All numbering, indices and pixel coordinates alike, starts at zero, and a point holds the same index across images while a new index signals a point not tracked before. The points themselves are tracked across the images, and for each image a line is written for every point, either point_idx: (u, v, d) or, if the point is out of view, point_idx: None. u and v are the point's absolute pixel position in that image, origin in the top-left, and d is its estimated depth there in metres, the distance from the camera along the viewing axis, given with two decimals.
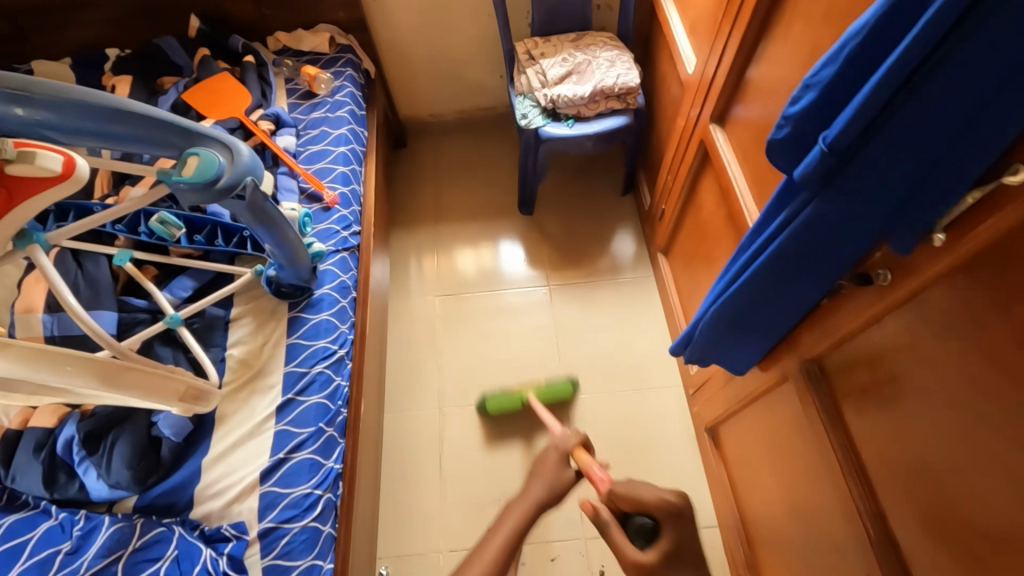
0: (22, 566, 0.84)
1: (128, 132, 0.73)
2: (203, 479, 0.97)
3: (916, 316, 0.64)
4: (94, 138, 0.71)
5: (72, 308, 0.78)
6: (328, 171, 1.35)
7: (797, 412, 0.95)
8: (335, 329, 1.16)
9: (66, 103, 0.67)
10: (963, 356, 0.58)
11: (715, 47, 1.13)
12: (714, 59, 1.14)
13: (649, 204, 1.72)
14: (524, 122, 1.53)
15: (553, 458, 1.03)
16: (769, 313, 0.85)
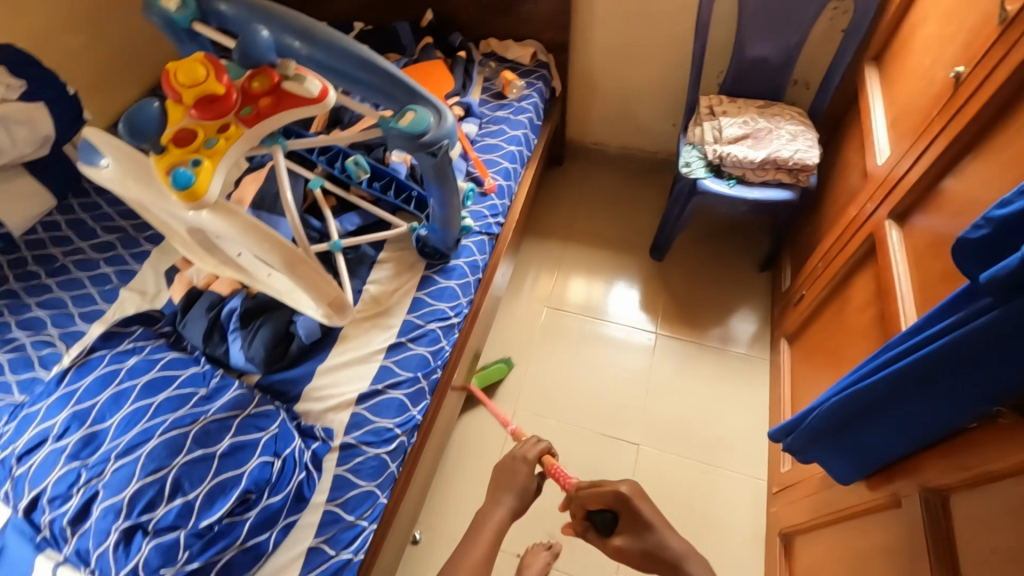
0: (168, 393, 1.00)
1: (368, 81, 0.91)
2: (314, 382, 1.11)
3: None
4: (339, 79, 0.91)
5: (288, 203, 0.95)
6: (495, 163, 1.49)
7: (897, 544, 0.85)
8: (456, 299, 1.26)
9: (334, 48, 0.88)
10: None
11: (914, 148, 1.09)
12: (908, 161, 1.10)
13: (787, 285, 1.64)
14: (685, 169, 1.55)
15: (524, 470, 1.11)
16: (905, 419, 0.79)
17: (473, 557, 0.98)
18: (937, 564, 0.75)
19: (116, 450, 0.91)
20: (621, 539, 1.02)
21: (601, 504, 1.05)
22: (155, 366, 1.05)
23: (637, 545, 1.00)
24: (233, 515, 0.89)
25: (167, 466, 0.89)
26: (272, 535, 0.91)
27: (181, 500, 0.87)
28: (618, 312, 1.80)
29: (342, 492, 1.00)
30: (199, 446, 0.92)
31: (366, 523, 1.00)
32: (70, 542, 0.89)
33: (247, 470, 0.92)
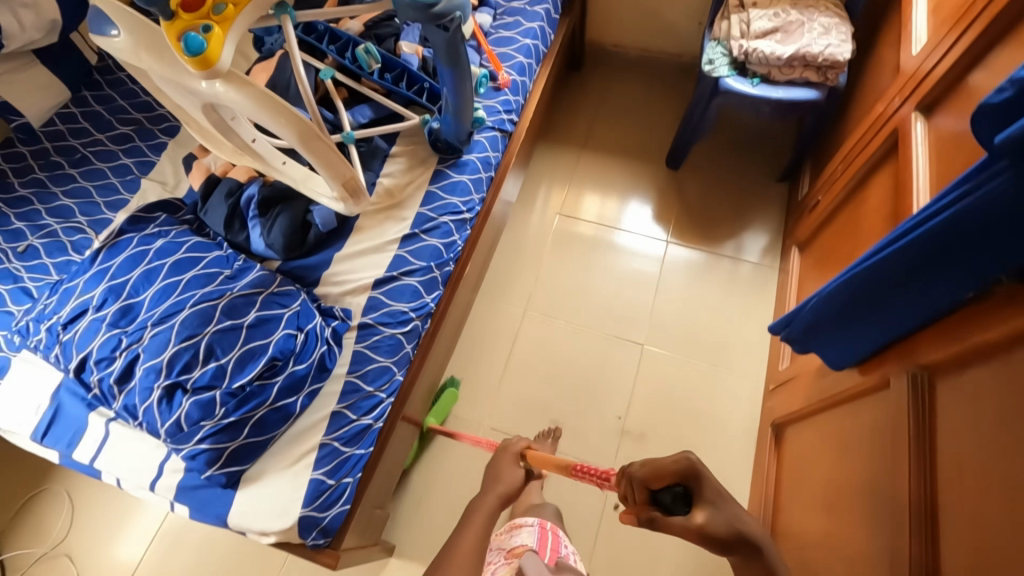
0: (196, 272, 1.06)
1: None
2: (332, 268, 1.15)
3: None
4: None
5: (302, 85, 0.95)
6: (510, 57, 1.43)
7: (881, 420, 0.91)
8: (468, 194, 1.28)
9: None
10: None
11: (943, 43, 1.04)
12: (936, 56, 1.05)
13: (804, 193, 1.62)
14: (708, 67, 1.49)
15: (508, 461, 0.96)
16: (902, 299, 0.82)
17: (462, 552, 0.80)
18: (916, 431, 0.80)
19: (152, 319, 0.98)
20: (704, 513, 0.68)
21: (667, 480, 0.72)
22: (181, 248, 1.10)
23: (721, 519, 0.68)
24: (262, 379, 0.97)
25: (200, 334, 0.96)
26: (299, 399, 1.00)
27: (215, 364, 0.95)
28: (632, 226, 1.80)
29: (361, 365, 1.07)
30: (228, 317, 0.98)
31: (384, 394, 1.08)
32: (118, 399, 0.98)
33: (273, 340, 0.98)
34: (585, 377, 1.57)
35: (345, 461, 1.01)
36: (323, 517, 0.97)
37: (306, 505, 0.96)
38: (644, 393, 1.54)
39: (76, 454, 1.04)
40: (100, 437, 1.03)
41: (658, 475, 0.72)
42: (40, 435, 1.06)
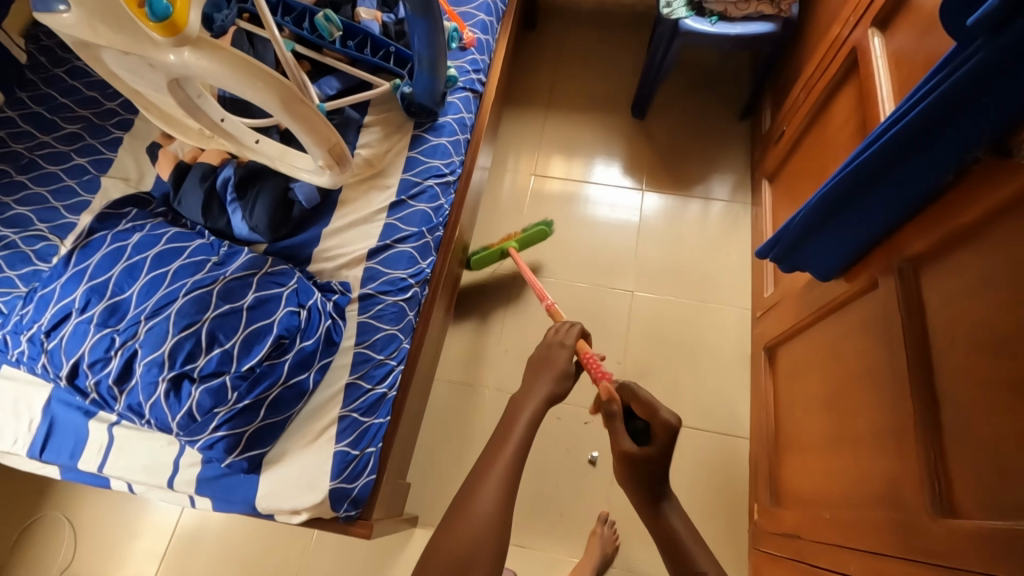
0: (182, 261, 1.02)
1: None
2: (322, 244, 1.13)
3: None
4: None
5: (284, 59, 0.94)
6: (471, 16, 1.42)
7: (870, 319, 0.96)
8: (449, 156, 1.27)
9: None
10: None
11: None
12: None
13: (768, 127, 1.68)
14: (666, 10, 1.54)
15: (559, 354, 1.01)
16: (882, 197, 0.87)
17: None
18: (906, 321, 0.86)
19: (144, 313, 0.94)
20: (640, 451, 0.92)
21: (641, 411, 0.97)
22: (160, 240, 1.05)
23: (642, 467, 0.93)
24: (271, 358, 0.95)
25: (199, 321, 0.93)
26: (310, 375, 0.99)
27: (219, 349, 0.92)
28: (601, 189, 1.80)
29: (368, 335, 1.07)
30: (225, 301, 0.96)
31: (394, 362, 1.08)
32: (120, 400, 0.94)
33: (276, 319, 0.96)
34: None
35: (366, 431, 1.01)
36: (352, 488, 0.97)
37: (335, 477, 0.96)
38: (639, 336, 1.58)
39: (82, 464, 0.99)
40: (105, 442, 0.99)
41: (649, 409, 0.95)
42: (37, 451, 1.01)
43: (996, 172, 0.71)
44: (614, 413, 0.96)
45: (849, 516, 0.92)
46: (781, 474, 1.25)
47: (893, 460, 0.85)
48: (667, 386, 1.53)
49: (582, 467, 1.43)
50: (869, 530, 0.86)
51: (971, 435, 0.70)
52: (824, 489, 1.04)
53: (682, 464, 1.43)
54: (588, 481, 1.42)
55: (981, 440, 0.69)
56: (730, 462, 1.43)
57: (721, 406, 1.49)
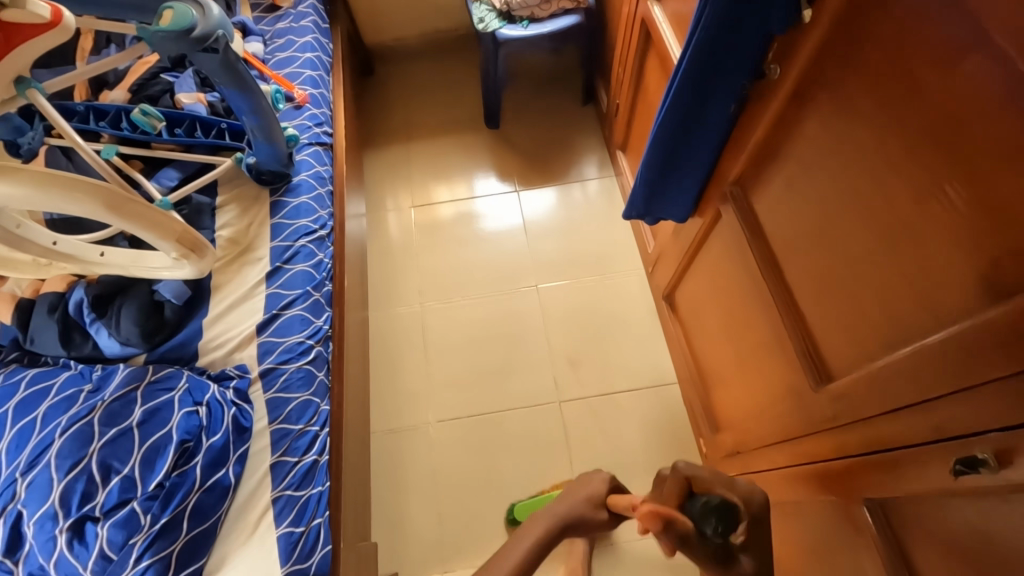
0: (51, 400, 0.93)
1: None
2: (206, 335, 1.09)
3: (807, 102, 0.76)
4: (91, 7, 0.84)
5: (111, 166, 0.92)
6: (297, 75, 1.44)
7: (726, 241, 1.08)
8: (314, 212, 1.26)
9: None
10: (840, 114, 0.69)
11: None
12: None
13: (606, 105, 1.82)
14: (482, 26, 1.65)
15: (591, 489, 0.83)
16: (693, 139, 0.98)
17: None
18: (748, 233, 0.97)
19: (19, 468, 0.86)
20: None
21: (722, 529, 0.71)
22: (19, 387, 0.95)
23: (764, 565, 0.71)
24: (179, 467, 0.90)
25: (86, 455, 0.85)
26: (229, 469, 0.94)
27: (118, 477, 0.85)
28: (480, 201, 1.87)
29: (280, 409, 1.03)
30: (111, 426, 0.89)
31: (317, 427, 1.05)
32: (17, 571, 0.84)
33: (173, 425, 0.91)
34: (501, 335, 1.64)
35: (306, 503, 0.97)
36: (308, 566, 0.93)
37: (285, 562, 0.91)
38: (555, 325, 1.65)
39: None
40: None
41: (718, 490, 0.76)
42: None
43: (765, 88, 0.83)
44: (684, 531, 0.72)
45: (766, 415, 1.02)
46: (711, 403, 1.35)
47: (778, 353, 0.95)
48: (595, 361, 1.59)
49: (541, 464, 1.46)
50: (782, 421, 0.96)
51: (820, 307, 0.81)
52: (744, 402, 1.14)
53: (629, 427, 1.50)
54: (551, 476, 1.44)
55: (827, 307, 0.79)
56: (669, 410, 1.52)
57: (647, 363, 1.58)
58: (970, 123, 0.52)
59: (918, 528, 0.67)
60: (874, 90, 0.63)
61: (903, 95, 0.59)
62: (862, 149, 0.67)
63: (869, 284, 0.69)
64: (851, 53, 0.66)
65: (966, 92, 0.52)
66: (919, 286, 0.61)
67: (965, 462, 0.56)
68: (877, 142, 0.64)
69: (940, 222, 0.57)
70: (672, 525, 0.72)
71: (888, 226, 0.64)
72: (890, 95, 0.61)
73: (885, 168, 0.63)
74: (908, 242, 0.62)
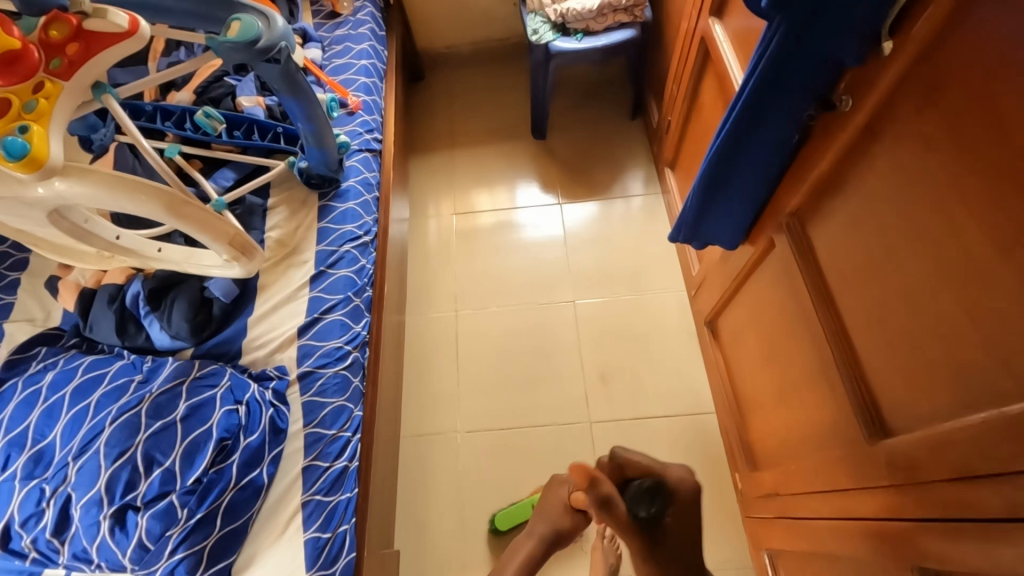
0: (104, 389, 0.97)
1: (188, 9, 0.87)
2: (250, 334, 1.12)
3: (881, 139, 0.71)
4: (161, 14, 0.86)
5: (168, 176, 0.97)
6: (352, 81, 1.47)
7: (778, 273, 1.03)
8: (360, 218, 1.28)
9: None
10: (918, 154, 0.65)
11: None
12: None
13: (656, 120, 1.78)
14: (535, 37, 1.64)
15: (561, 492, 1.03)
16: (750, 166, 0.94)
17: None
18: (804, 269, 0.92)
19: (72, 453, 0.90)
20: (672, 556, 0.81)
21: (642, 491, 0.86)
22: (76, 373, 0.99)
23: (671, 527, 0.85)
24: (216, 465, 0.92)
25: (132, 446, 0.89)
26: (263, 469, 0.96)
27: (159, 469, 0.88)
28: (523, 212, 1.86)
29: (315, 413, 1.05)
30: (156, 418, 0.92)
31: (349, 433, 1.06)
32: (63, 551, 0.88)
33: (214, 422, 0.93)
34: (534, 349, 1.62)
35: (334, 509, 0.99)
36: (332, 573, 0.94)
37: (311, 566, 0.93)
38: (591, 343, 1.62)
39: None
40: None
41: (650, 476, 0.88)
42: None
43: (832, 121, 0.79)
44: (607, 495, 0.82)
45: (812, 460, 0.96)
46: (749, 437, 1.29)
47: (829, 398, 0.90)
48: (629, 383, 1.55)
49: None
50: (829, 469, 0.90)
51: (879, 356, 0.76)
52: (787, 443, 1.09)
53: (660, 454, 1.45)
54: None
55: (886, 356, 0.74)
56: (704, 439, 1.46)
57: (683, 389, 1.53)
58: None
59: None
60: (956, 131, 0.58)
61: (993, 139, 0.54)
62: (938, 193, 0.62)
63: (937, 338, 0.64)
64: (933, 89, 0.61)
65: None
66: (1000, 348, 0.56)
67: None
68: (959, 186, 0.59)
69: None
70: (600, 487, 0.82)
71: (964, 279, 0.59)
72: (977, 138, 0.56)
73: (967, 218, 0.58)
74: (988, 298, 0.57)
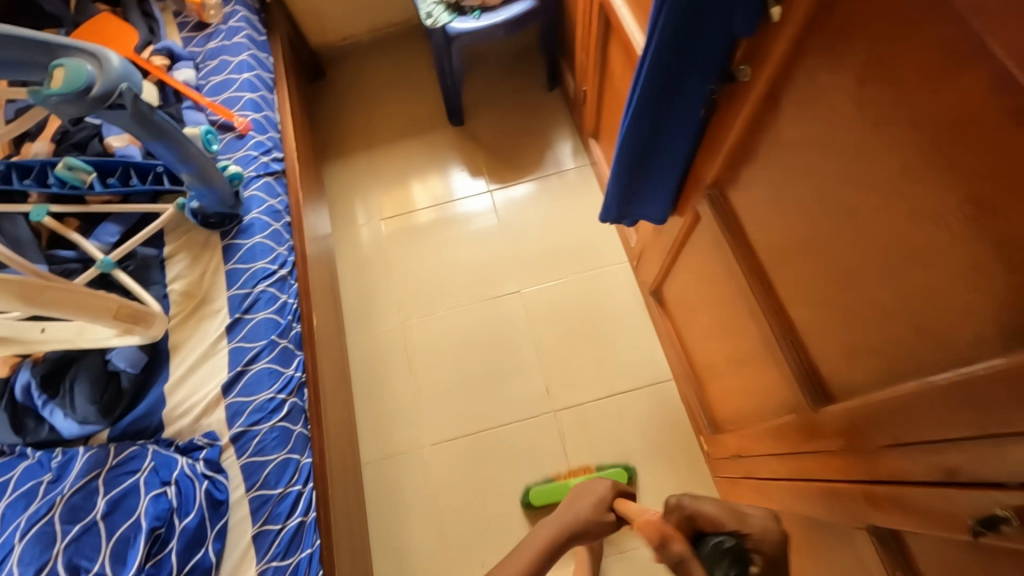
0: (8, 499, 0.87)
1: (4, 55, 0.69)
2: (169, 403, 1.02)
3: (788, 109, 0.67)
4: None
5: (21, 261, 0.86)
6: (236, 99, 1.33)
7: (710, 244, 1.01)
8: (272, 251, 1.18)
9: None
10: (825, 123, 0.61)
11: None
12: None
13: (573, 90, 1.71)
14: (430, 21, 1.53)
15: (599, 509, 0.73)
16: (664, 142, 0.90)
17: None
18: (732, 241, 0.90)
19: None
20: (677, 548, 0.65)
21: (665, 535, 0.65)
22: None
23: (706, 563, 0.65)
24: (153, 557, 0.85)
25: (50, 558, 0.80)
26: (209, 547, 0.90)
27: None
28: (453, 205, 1.78)
29: (257, 474, 0.98)
30: (73, 522, 0.84)
31: (299, 485, 1.00)
32: None
33: (140, 512, 0.86)
34: (488, 348, 1.58)
35: (296, 570, 0.93)
36: None
37: None
38: (543, 330, 1.59)
39: None
40: None
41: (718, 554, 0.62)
42: None
43: (737, 91, 0.75)
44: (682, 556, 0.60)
45: (767, 425, 0.97)
46: (708, 401, 1.30)
47: (775, 365, 0.89)
48: (588, 365, 1.54)
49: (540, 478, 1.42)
50: (783, 433, 0.91)
51: (814, 326, 0.75)
52: (744, 408, 1.09)
53: (628, 430, 1.46)
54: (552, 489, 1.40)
55: (822, 326, 0.73)
56: (667, 406, 1.47)
57: (640, 359, 1.53)
58: (977, 147, 0.44)
59: (935, 562, 0.63)
60: (859, 100, 0.55)
61: (896, 107, 0.51)
62: (852, 164, 0.59)
63: (865, 308, 0.63)
64: (830, 54, 0.58)
65: (969, 113, 0.44)
66: (925, 320, 0.55)
67: (984, 522, 0.50)
68: (868, 156, 0.56)
69: (944, 252, 0.51)
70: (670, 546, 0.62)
71: (886, 251, 0.57)
72: (879, 107, 0.53)
73: (880, 190, 0.56)
74: (909, 270, 0.55)
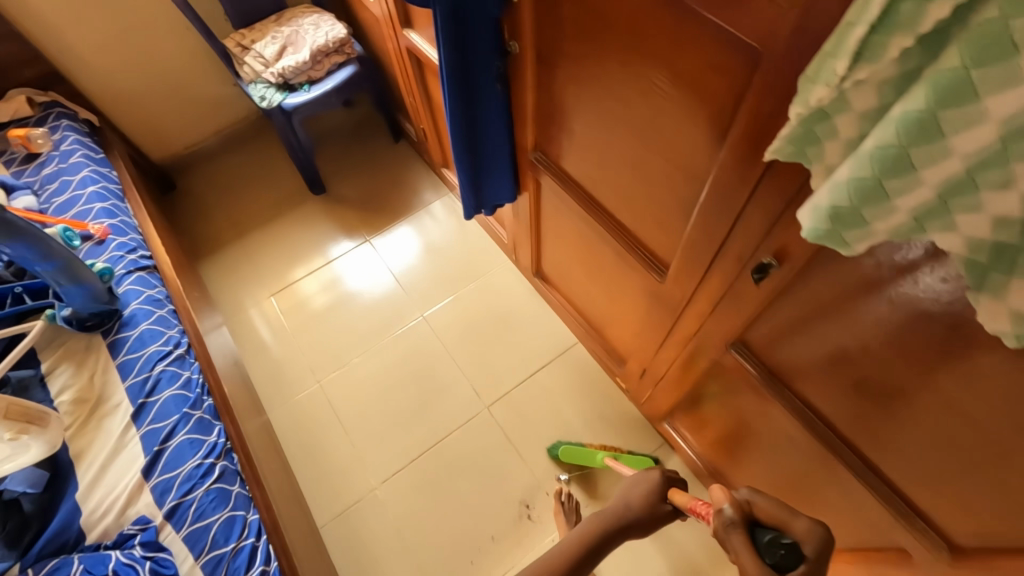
0: None
1: None
2: (86, 509, 0.96)
3: (552, 61, 0.89)
4: None
5: None
6: (87, 211, 1.34)
7: (553, 200, 1.21)
8: (162, 333, 1.18)
9: None
10: (575, 59, 0.83)
11: None
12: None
13: (414, 134, 1.92)
14: (265, 102, 1.66)
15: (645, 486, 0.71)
16: (484, 125, 1.09)
17: None
18: (564, 186, 1.10)
19: None
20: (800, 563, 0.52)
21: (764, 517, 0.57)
22: None
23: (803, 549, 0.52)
24: None
25: None
26: None
27: None
28: (337, 263, 1.86)
29: (204, 539, 0.95)
30: None
31: (252, 538, 0.97)
32: None
33: None
34: (410, 375, 1.64)
35: None
36: None
37: None
38: (456, 342, 1.69)
39: None
40: None
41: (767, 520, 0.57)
42: None
43: (517, 64, 0.97)
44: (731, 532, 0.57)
45: (647, 325, 1.15)
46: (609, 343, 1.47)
47: (630, 269, 1.08)
48: (505, 357, 1.65)
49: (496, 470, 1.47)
50: (657, 322, 1.09)
51: (637, 217, 0.95)
52: (630, 327, 1.27)
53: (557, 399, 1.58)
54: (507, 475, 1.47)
55: (641, 213, 0.93)
56: (583, 366, 1.62)
57: (548, 337, 1.68)
58: (648, 27, 0.66)
59: (773, 344, 0.81)
60: (583, 32, 0.77)
61: (602, 27, 0.73)
62: (601, 80, 0.80)
63: (653, 180, 0.83)
64: (556, 8, 0.80)
65: (633, 7, 0.66)
66: (682, 163, 0.75)
67: (759, 271, 0.71)
68: (605, 67, 0.78)
69: (667, 108, 0.72)
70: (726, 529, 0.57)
71: (644, 129, 0.78)
72: (594, 29, 0.75)
73: (621, 88, 0.77)
74: (660, 134, 0.76)
